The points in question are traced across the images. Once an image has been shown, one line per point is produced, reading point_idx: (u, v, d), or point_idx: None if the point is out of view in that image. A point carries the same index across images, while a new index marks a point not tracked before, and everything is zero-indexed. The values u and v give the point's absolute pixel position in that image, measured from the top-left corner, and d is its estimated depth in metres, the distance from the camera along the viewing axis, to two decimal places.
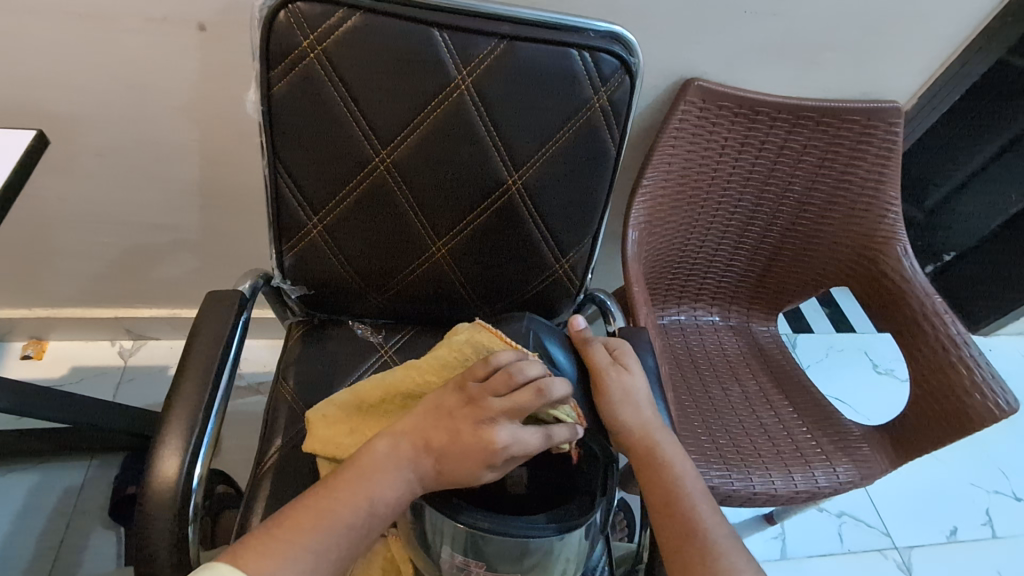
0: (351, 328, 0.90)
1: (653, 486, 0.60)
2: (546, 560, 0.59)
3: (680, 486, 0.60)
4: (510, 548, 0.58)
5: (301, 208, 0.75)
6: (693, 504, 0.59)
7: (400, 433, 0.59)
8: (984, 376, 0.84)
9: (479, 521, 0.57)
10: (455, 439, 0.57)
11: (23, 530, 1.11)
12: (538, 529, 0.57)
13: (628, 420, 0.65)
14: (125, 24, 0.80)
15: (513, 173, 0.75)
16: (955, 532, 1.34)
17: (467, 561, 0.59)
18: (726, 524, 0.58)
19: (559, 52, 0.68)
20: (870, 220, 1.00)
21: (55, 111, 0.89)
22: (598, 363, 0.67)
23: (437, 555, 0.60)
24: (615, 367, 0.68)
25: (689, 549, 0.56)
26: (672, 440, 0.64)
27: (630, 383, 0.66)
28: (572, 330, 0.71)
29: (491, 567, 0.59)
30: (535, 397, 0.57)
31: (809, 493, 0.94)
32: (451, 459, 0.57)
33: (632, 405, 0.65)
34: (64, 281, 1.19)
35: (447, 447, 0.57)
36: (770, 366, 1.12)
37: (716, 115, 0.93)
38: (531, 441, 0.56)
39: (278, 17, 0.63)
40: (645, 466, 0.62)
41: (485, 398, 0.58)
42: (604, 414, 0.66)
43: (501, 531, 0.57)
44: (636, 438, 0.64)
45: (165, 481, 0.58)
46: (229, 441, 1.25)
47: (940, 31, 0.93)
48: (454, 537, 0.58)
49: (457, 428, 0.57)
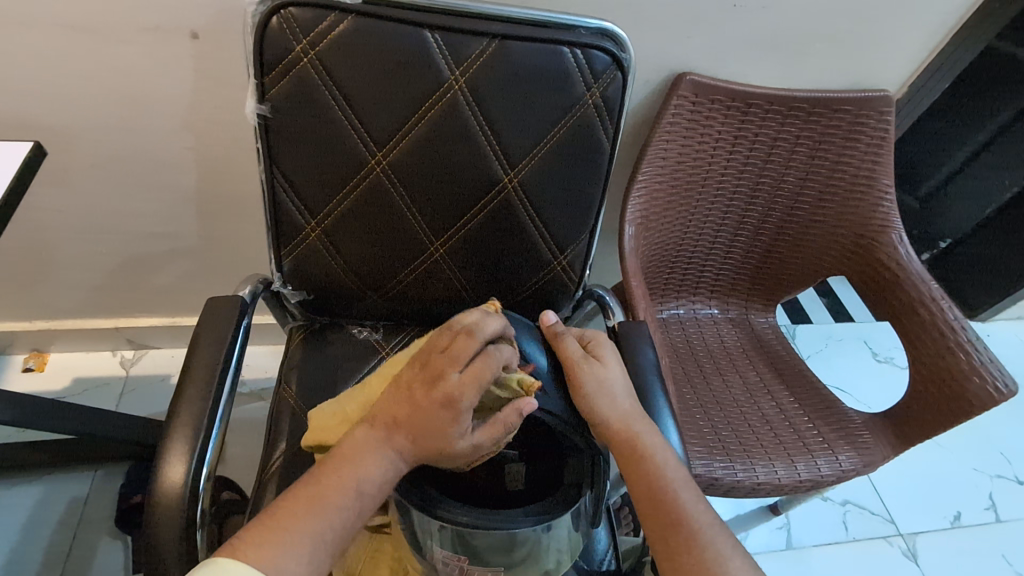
0: (351, 332, 0.91)
1: (636, 479, 0.60)
2: (536, 551, 0.61)
3: (661, 476, 0.59)
4: (498, 541, 0.59)
5: (298, 211, 0.75)
6: (675, 493, 0.58)
7: (373, 422, 0.59)
8: (983, 360, 0.85)
9: (460, 517, 0.57)
10: (417, 405, 0.57)
11: (30, 542, 1.10)
12: (521, 520, 0.58)
13: (606, 411, 0.62)
14: (120, 35, 0.80)
15: (509, 171, 0.75)
16: (958, 517, 1.35)
17: (456, 557, 0.60)
18: (711, 510, 0.58)
19: (550, 49, 0.68)
20: (865, 208, 1.01)
21: (52, 123, 0.90)
22: (571, 356, 0.64)
23: (427, 551, 0.61)
24: (589, 360, 0.65)
25: (676, 542, 0.56)
26: (651, 428, 0.63)
27: (605, 374, 0.64)
28: (543, 325, 0.68)
29: (479, 560, 0.60)
30: (468, 338, 0.57)
31: (813, 482, 0.94)
32: (419, 425, 0.57)
33: (609, 396, 0.63)
34: (63, 293, 1.19)
35: (411, 415, 0.58)
36: (769, 357, 1.13)
37: (708, 108, 0.94)
38: (479, 379, 0.56)
39: (270, 23, 0.63)
40: (626, 457, 0.61)
41: (432, 358, 0.58)
42: (582, 407, 0.63)
43: (484, 526, 0.57)
44: (615, 430, 0.62)
45: (172, 487, 0.59)
46: (233, 448, 1.25)
47: (929, 19, 0.93)
48: (442, 535, 0.59)
49: (417, 396, 0.58)
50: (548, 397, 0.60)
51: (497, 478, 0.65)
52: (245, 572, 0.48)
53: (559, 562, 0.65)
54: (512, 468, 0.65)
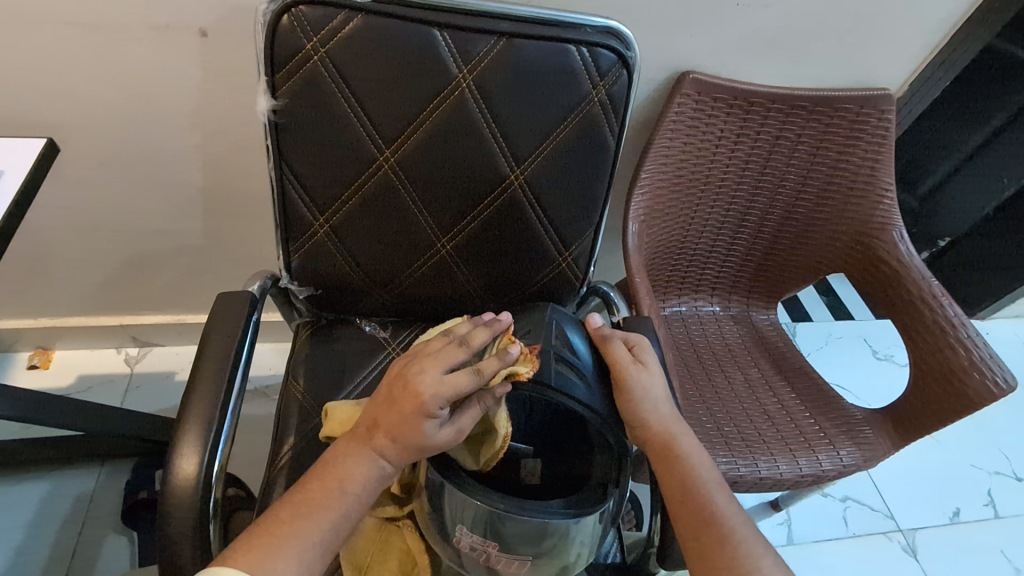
0: (359, 327, 0.91)
1: (669, 477, 0.62)
2: (562, 543, 0.61)
3: (696, 476, 0.62)
4: (528, 530, 0.60)
5: (307, 208, 0.76)
6: (708, 493, 0.60)
7: (355, 428, 0.61)
8: (983, 356, 0.86)
9: (496, 502, 0.59)
10: (395, 404, 0.58)
11: (35, 539, 1.11)
12: (557, 513, 0.60)
13: (646, 415, 0.64)
14: (129, 33, 0.81)
15: (515, 168, 0.76)
16: (957, 514, 1.36)
17: (484, 542, 0.61)
18: (742, 512, 0.60)
19: (559, 48, 0.69)
20: (866, 207, 1.02)
21: (60, 121, 0.90)
22: (619, 361, 0.65)
23: (453, 538, 0.61)
24: (635, 366, 0.66)
25: (708, 538, 0.57)
26: (689, 433, 0.65)
27: (650, 381, 0.66)
28: (589, 328, 0.69)
29: (506, 548, 0.61)
30: (460, 347, 0.60)
31: (814, 476, 0.95)
32: (396, 425, 0.58)
33: (652, 402, 0.65)
34: (68, 290, 1.19)
35: (388, 416, 0.58)
36: (770, 353, 1.14)
37: (711, 106, 0.94)
38: (456, 386, 0.57)
39: (281, 21, 0.64)
40: (660, 459, 0.63)
41: (416, 361, 0.60)
42: (624, 409, 0.64)
43: (518, 513, 0.59)
44: (654, 432, 0.64)
45: (185, 478, 0.60)
46: (237, 446, 1.26)
47: (929, 18, 0.94)
48: (474, 518, 0.60)
49: (394, 396, 0.59)
50: (588, 390, 0.62)
51: (513, 472, 0.67)
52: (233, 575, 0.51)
53: (579, 556, 0.64)
54: (528, 463, 0.67)
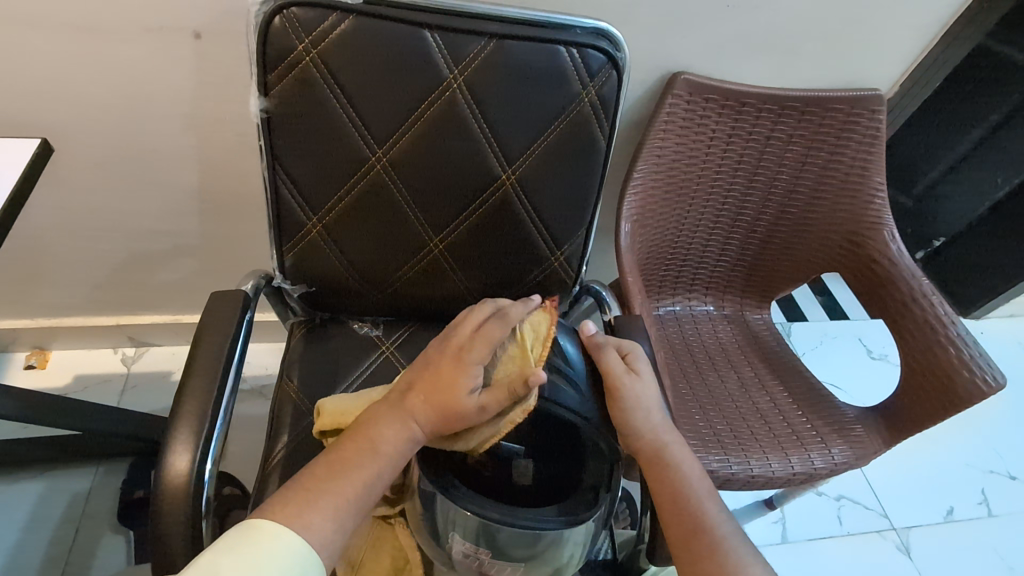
0: (352, 327, 0.92)
1: (660, 483, 0.64)
2: (555, 546, 0.62)
3: (686, 484, 0.63)
4: (520, 537, 0.60)
5: (299, 208, 0.76)
6: (699, 501, 0.62)
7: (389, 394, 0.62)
8: (972, 355, 0.86)
9: (488, 511, 0.59)
10: (432, 368, 0.61)
11: (32, 538, 1.11)
12: (549, 520, 0.59)
13: (637, 424, 0.65)
14: (124, 35, 0.82)
15: (507, 168, 0.77)
16: (951, 512, 1.36)
17: (477, 548, 0.61)
18: (732, 518, 0.62)
19: (548, 49, 0.70)
20: (857, 206, 1.02)
21: (56, 122, 0.91)
22: (612, 369, 0.65)
23: (446, 542, 0.63)
24: (628, 374, 0.66)
25: (700, 547, 0.59)
26: (678, 439, 0.66)
27: (642, 388, 0.66)
28: (583, 335, 0.69)
29: (499, 553, 0.61)
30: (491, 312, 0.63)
31: (805, 475, 0.96)
32: (432, 386, 0.59)
33: (644, 410, 0.65)
34: (64, 290, 1.20)
35: (426, 378, 0.61)
36: (763, 352, 1.15)
37: (703, 107, 0.95)
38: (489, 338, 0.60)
39: (273, 23, 0.64)
40: (652, 466, 0.64)
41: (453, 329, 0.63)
42: (615, 417, 0.65)
43: (510, 522, 0.58)
44: (645, 441, 0.65)
45: (177, 474, 0.60)
46: (233, 445, 1.26)
47: (918, 21, 0.95)
48: (466, 527, 0.60)
49: (434, 362, 0.61)
50: (579, 397, 0.62)
51: (506, 472, 0.65)
52: (273, 529, 0.52)
53: (572, 557, 0.65)
54: (519, 464, 0.65)
